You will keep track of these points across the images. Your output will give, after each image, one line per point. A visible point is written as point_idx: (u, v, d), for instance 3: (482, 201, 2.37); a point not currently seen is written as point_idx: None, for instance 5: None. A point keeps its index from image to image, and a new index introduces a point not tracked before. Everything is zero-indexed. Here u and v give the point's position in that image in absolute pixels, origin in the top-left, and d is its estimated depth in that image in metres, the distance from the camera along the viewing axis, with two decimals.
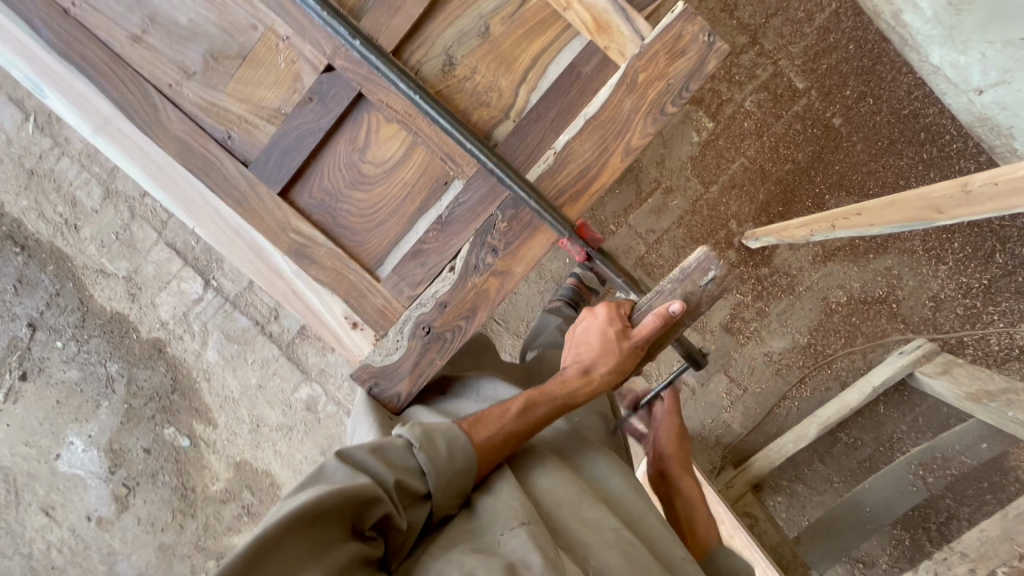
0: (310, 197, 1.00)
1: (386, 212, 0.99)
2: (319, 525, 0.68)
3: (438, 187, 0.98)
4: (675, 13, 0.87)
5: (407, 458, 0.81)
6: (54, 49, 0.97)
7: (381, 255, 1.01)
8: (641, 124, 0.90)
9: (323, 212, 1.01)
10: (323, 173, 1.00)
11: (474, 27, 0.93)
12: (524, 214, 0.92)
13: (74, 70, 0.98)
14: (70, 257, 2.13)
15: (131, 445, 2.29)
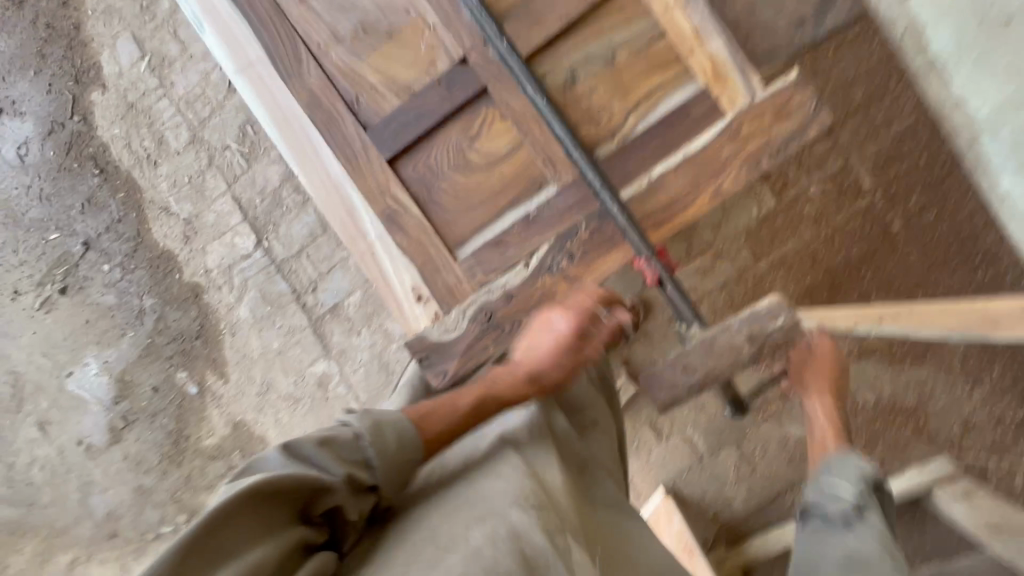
0: (414, 170, 1.24)
1: (477, 202, 1.24)
2: (264, 509, 0.82)
3: (531, 188, 1.22)
4: (788, 80, 1.11)
5: (355, 449, 0.93)
6: None
7: (462, 238, 1.24)
8: (736, 168, 1.13)
9: (422, 185, 1.24)
10: (431, 152, 1.24)
11: (601, 55, 1.20)
12: (606, 229, 1.16)
13: (242, 19, 1.24)
14: (141, 189, 2.24)
15: (142, 379, 2.33)
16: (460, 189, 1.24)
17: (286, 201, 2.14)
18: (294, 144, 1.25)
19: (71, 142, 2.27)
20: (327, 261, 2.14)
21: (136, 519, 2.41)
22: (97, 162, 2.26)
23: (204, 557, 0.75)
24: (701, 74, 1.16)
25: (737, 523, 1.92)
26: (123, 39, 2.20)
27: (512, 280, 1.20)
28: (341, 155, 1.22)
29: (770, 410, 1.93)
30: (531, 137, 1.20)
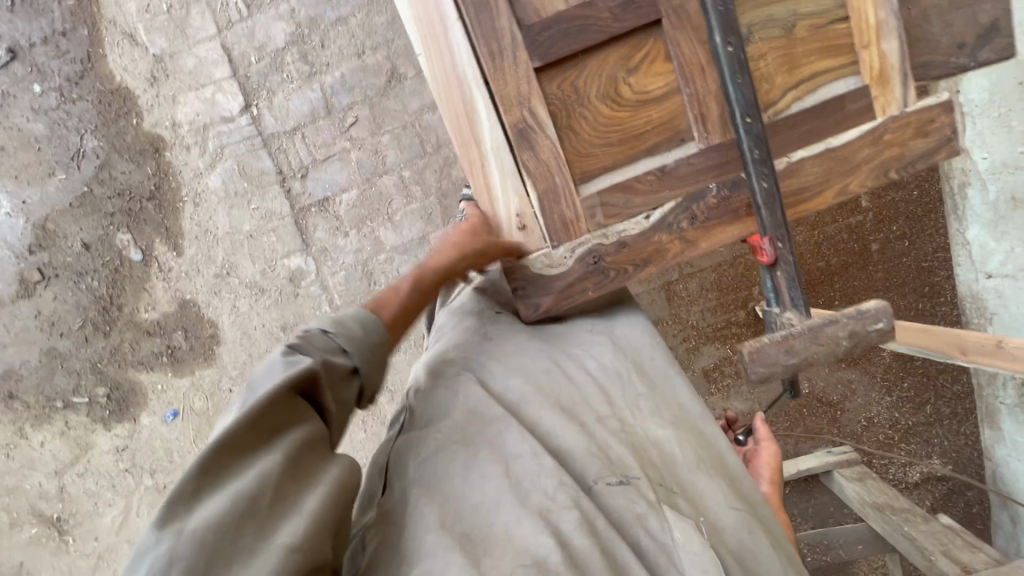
0: (556, 87, 0.82)
1: (622, 138, 0.84)
2: (264, 417, 0.70)
3: (673, 139, 0.85)
4: (939, 99, 0.85)
5: (323, 338, 0.84)
6: None
7: (591, 173, 0.86)
8: (864, 174, 0.87)
9: (560, 104, 0.83)
10: (582, 71, 0.82)
11: (784, 20, 0.82)
12: (738, 200, 0.86)
13: None
14: (100, 5, 1.82)
15: (70, 233, 2.00)
16: (611, 108, 0.83)
17: (288, 68, 1.85)
18: (424, 21, 0.82)
19: None
20: (325, 148, 1.92)
21: (42, 384, 2.16)
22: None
23: (239, 449, 0.66)
24: (865, 69, 0.83)
25: None
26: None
27: (632, 227, 0.87)
28: (480, 44, 0.80)
29: (722, 384, 2.12)
30: (693, 87, 0.82)
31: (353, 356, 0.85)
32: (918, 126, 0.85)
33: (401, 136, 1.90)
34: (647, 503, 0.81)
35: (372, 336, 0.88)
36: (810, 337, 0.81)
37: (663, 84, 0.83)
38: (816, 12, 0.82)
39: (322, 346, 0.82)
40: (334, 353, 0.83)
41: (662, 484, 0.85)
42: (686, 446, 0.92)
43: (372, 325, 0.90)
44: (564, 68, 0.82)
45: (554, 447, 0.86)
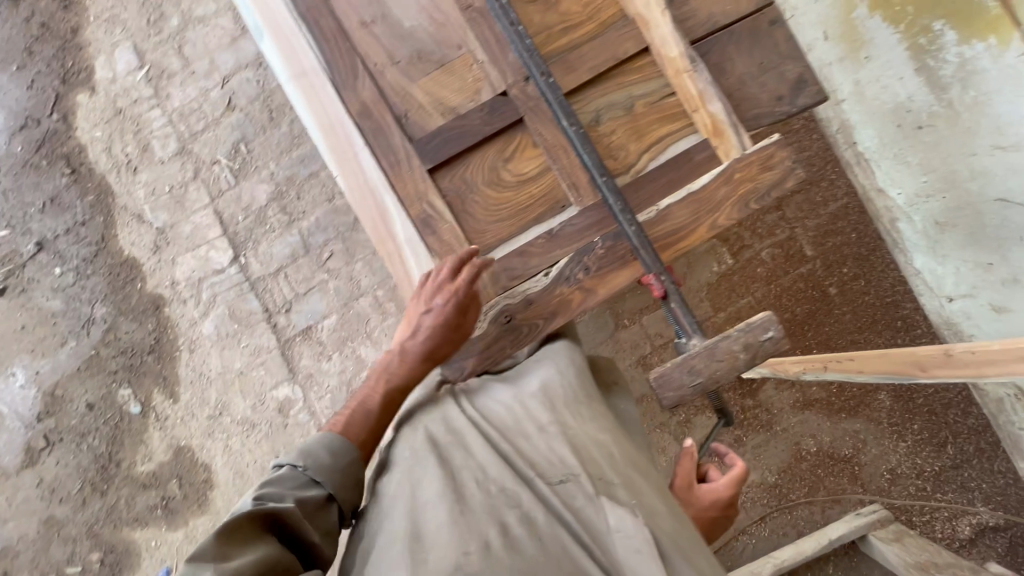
0: (449, 182, 0.99)
1: (511, 212, 0.99)
2: (237, 533, 0.79)
3: (554, 207, 0.99)
4: (772, 139, 1.00)
5: (293, 472, 0.90)
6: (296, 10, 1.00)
7: (491, 245, 0.99)
8: (728, 209, 0.99)
9: (455, 196, 0.99)
10: (468, 167, 1.00)
11: (622, 103, 1.01)
12: (621, 248, 0.97)
13: (304, 28, 1.01)
14: (114, 196, 2.17)
15: (76, 396, 2.14)
16: (497, 189, 0.99)
17: (270, 220, 2.13)
18: (339, 152, 1.01)
19: (44, 140, 2.19)
20: (306, 282, 2.12)
21: (38, 558, 2.12)
22: (69, 161, 2.19)
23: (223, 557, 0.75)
24: (701, 127, 1.00)
25: None
26: (124, 46, 2.19)
27: (534, 286, 0.97)
28: (382, 158, 0.99)
29: None
30: (560, 163, 0.99)
31: (324, 481, 0.90)
32: (762, 161, 0.99)
33: (372, 261, 2.11)
34: (586, 494, 0.80)
35: (341, 461, 0.93)
36: (707, 355, 0.86)
37: (535, 163, 1.00)
38: (648, 93, 1.01)
39: (292, 484, 0.88)
40: (308, 487, 0.89)
41: (598, 473, 0.83)
42: (620, 444, 0.91)
43: (341, 449, 0.94)
44: (452, 166, 0.99)
45: (498, 453, 0.86)
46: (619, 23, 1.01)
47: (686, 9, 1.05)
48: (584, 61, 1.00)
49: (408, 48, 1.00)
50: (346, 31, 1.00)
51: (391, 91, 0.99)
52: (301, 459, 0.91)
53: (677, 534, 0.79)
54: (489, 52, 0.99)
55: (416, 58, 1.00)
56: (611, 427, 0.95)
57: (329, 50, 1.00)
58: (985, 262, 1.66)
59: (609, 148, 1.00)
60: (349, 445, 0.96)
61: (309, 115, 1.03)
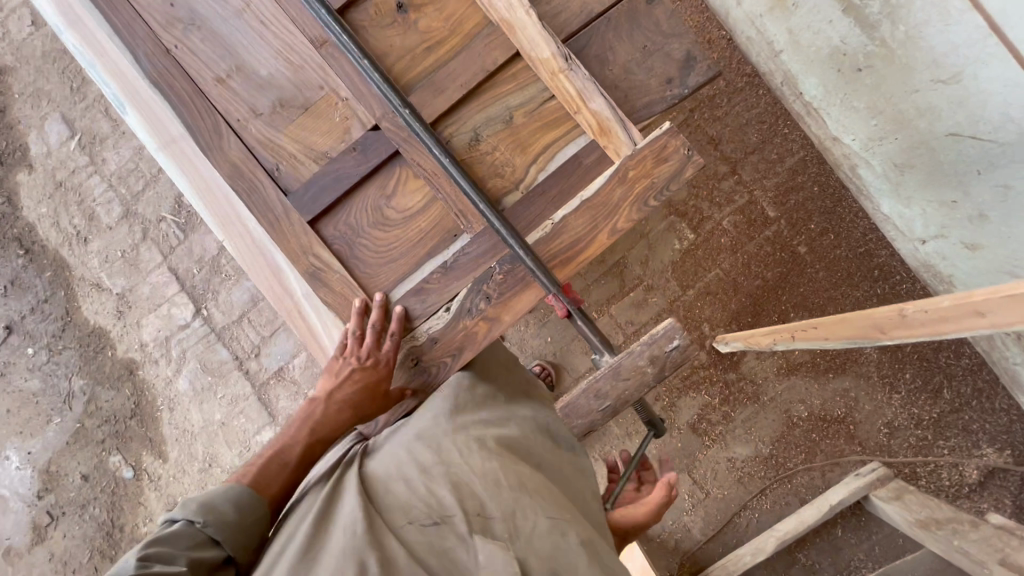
0: (334, 230, 0.95)
1: (402, 251, 0.95)
2: None
3: (445, 238, 0.95)
4: (662, 128, 0.94)
5: (188, 530, 0.87)
6: (148, 76, 0.96)
7: (386, 288, 0.95)
8: (627, 210, 0.93)
9: (343, 243, 0.95)
10: (351, 210, 0.95)
11: (500, 116, 0.95)
12: (519, 270, 0.92)
13: (158, 94, 0.96)
14: (71, 268, 2.17)
15: (70, 469, 2.17)
16: (383, 229, 0.95)
17: (225, 268, 2.12)
18: (218, 216, 0.98)
19: None
20: (270, 325, 2.11)
21: None
22: (22, 241, 2.19)
23: None
24: (586, 128, 0.94)
25: (698, 551, 1.97)
26: (53, 117, 2.18)
27: (436, 324, 0.93)
28: (260, 216, 0.95)
29: (714, 431, 1.98)
30: (443, 191, 0.94)
31: (225, 540, 0.88)
32: (653, 155, 0.93)
33: None
34: (458, 535, 0.82)
35: (247, 517, 0.92)
36: (613, 375, 0.84)
37: (418, 196, 0.95)
38: (526, 101, 0.96)
39: (186, 542, 0.85)
40: (203, 546, 0.86)
41: (475, 511, 0.85)
42: (506, 463, 0.91)
43: (245, 502, 0.93)
44: (334, 214, 0.95)
45: (373, 500, 0.87)
46: (482, 32, 0.95)
47: (554, 4, 0.99)
48: (451, 79, 0.94)
49: (270, 97, 0.95)
50: (203, 90, 0.96)
51: (259, 145, 0.95)
52: (202, 514, 0.89)
53: (549, 553, 0.82)
54: (352, 87, 0.94)
55: (279, 106, 0.95)
56: (494, 448, 0.94)
57: (188, 112, 0.95)
58: (948, 200, 1.56)
59: (493, 165, 0.95)
60: (258, 502, 0.95)
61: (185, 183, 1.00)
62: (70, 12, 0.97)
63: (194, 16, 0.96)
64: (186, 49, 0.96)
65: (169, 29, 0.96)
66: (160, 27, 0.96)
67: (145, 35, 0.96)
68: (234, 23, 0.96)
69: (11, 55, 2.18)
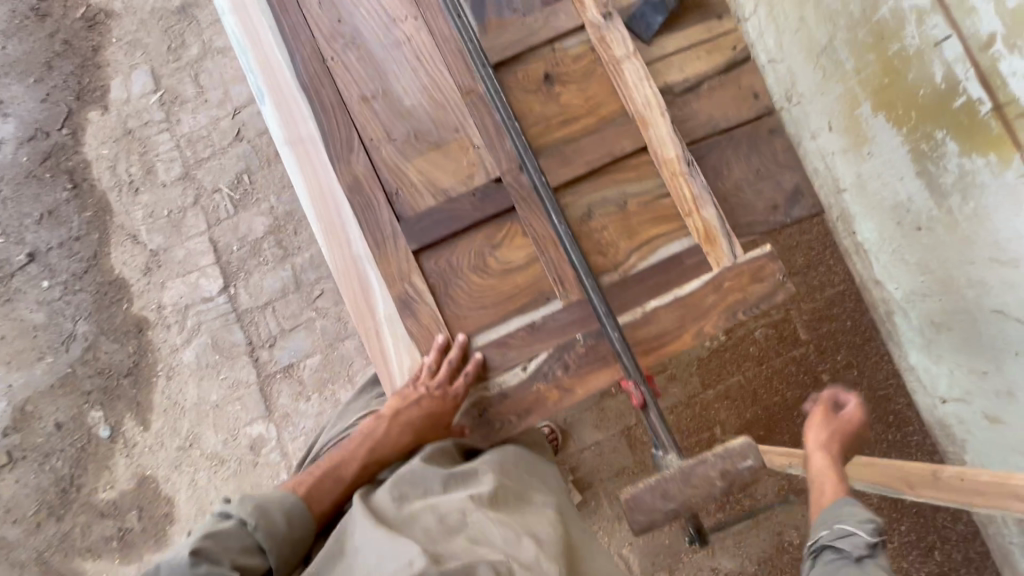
0: (435, 264, 0.97)
1: (494, 301, 0.97)
2: None
3: (538, 298, 0.97)
4: (763, 250, 0.98)
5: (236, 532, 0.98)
6: (298, 78, 1.00)
7: (470, 332, 0.96)
8: (715, 317, 0.97)
9: (439, 278, 0.97)
10: (455, 249, 0.98)
11: (616, 199, 1.00)
12: (602, 348, 0.95)
13: (303, 97, 1.01)
14: (113, 214, 2.16)
15: (46, 413, 2.09)
16: (482, 275, 0.97)
17: (265, 252, 2.12)
18: (325, 221, 1.01)
19: (50, 153, 2.20)
20: (293, 319, 2.09)
21: None
22: (73, 176, 2.19)
23: None
24: (693, 231, 0.99)
25: None
26: (142, 68, 2.22)
27: (510, 379, 0.95)
28: (367, 232, 0.97)
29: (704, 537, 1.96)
30: (548, 255, 0.97)
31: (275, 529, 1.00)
32: (750, 273, 0.97)
33: None
34: None
35: (294, 530, 1.03)
36: (681, 480, 0.83)
37: (521, 251, 0.98)
38: (643, 190, 1.00)
39: (236, 543, 0.97)
40: (248, 550, 0.98)
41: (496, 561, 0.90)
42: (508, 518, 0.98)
43: (297, 517, 1.04)
44: (439, 249, 0.98)
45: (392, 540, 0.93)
46: (618, 119, 1.01)
47: (685, 111, 1.06)
48: (580, 155, 0.99)
49: (407, 127, 0.99)
50: (345, 102, 1.00)
51: (386, 166, 0.98)
52: (257, 517, 1.00)
53: None
54: (486, 138, 0.99)
55: (414, 137, 0.99)
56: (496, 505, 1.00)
57: (326, 118, 0.99)
58: (979, 370, 1.62)
59: (599, 243, 0.99)
60: (309, 515, 1.06)
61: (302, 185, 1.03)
62: (241, 2, 1.04)
63: (356, 34, 1.01)
64: (340, 62, 1.01)
65: (329, 40, 1.01)
66: (322, 36, 1.01)
67: (306, 40, 1.00)
68: (391, 50, 1.01)
69: (120, 1, 2.25)
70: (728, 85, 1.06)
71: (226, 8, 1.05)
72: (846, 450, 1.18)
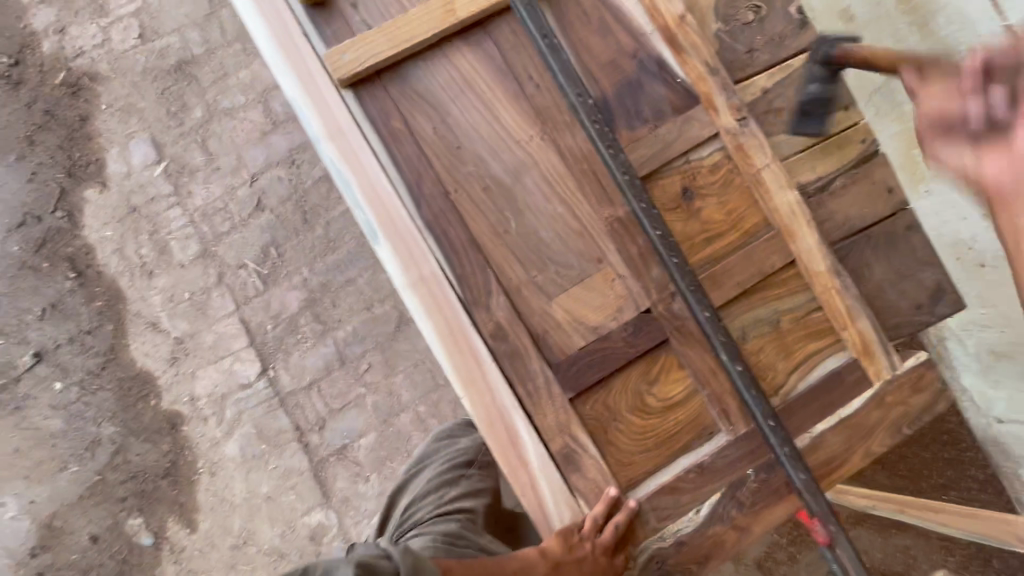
0: (591, 409, 0.91)
1: (657, 442, 0.92)
2: None
3: (701, 433, 0.93)
4: (919, 358, 0.96)
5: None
6: (421, 218, 0.91)
7: (636, 478, 0.91)
8: (881, 434, 0.94)
9: (598, 424, 0.91)
10: (611, 389, 0.92)
11: (769, 318, 0.95)
12: (777, 481, 0.91)
13: (427, 236, 0.91)
14: (127, 302, 1.98)
15: (77, 527, 1.92)
16: (643, 415, 0.92)
17: (303, 329, 1.98)
18: (463, 368, 0.89)
19: (46, 239, 1.99)
20: (341, 397, 1.97)
21: None
22: (75, 264, 1.99)
23: None
24: (849, 345, 0.95)
25: None
26: (141, 138, 2.02)
27: (686, 526, 0.90)
28: (518, 385, 0.90)
29: None
30: (709, 387, 0.92)
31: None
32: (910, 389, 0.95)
33: (413, 373, 1.97)
34: None
35: None
36: None
37: (679, 382, 0.92)
38: (794, 306, 0.96)
39: None
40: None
41: None
42: None
43: None
44: (594, 392, 0.91)
45: None
46: (762, 233, 0.96)
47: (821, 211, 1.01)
48: (731, 276, 0.94)
49: (546, 260, 0.92)
50: (474, 238, 0.91)
51: (527, 305, 0.91)
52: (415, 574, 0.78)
53: None
54: (631, 268, 0.93)
55: (553, 270, 0.92)
56: None
57: (454, 258, 0.91)
58: None
59: (757, 368, 0.94)
60: None
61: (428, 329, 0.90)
62: (339, 127, 0.91)
63: (480, 166, 0.93)
64: (466, 197, 0.92)
65: (448, 173, 0.92)
66: (440, 168, 0.93)
67: (427, 175, 0.92)
68: (519, 177, 0.93)
69: (106, 63, 2.03)
70: (863, 178, 1.01)
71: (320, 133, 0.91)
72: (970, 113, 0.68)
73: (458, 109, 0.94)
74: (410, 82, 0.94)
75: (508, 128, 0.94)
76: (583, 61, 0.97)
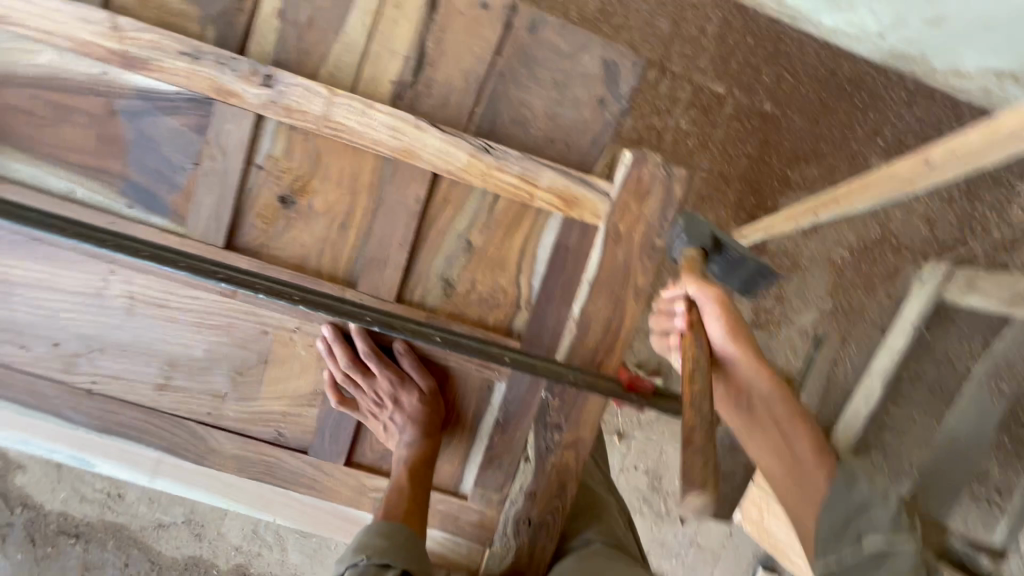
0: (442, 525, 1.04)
1: (512, 543, 1.01)
2: None
3: (548, 524, 1.00)
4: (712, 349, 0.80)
5: (370, 546, 0.83)
6: (225, 423, 0.98)
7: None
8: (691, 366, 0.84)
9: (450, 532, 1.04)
10: (453, 508, 1.02)
11: (579, 410, 0.97)
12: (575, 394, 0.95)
13: (235, 444, 0.97)
14: None
15: None
16: (485, 522, 1.04)
17: None
18: (315, 521, 1.05)
19: None
20: None
21: None
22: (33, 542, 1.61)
23: None
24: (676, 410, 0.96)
25: None
26: None
27: None
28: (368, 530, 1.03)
29: None
30: (540, 486, 0.99)
31: (396, 562, 0.82)
32: None
33: None
34: None
35: (391, 544, 0.83)
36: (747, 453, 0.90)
37: (514, 494, 1.00)
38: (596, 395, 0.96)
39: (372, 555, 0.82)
40: (374, 538, 0.84)
41: None
42: None
43: (388, 531, 0.85)
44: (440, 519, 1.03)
45: None
46: (544, 336, 0.97)
47: (610, 284, 0.94)
48: (529, 387, 0.97)
49: (363, 390, 0.94)
50: (301, 445, 0.99)
51: (395, 429, 0.95)
52: (370, 540, 0.83)
53: None
54: (462, 405, 1.00)
55: (372, 391, 0.94)
56: None
57: (290, 481, 0.99)
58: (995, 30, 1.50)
59: (581, 452, 0.99)
60: (388, 523, 0.86)
61: (265, 508, 1.04)
62: (103, 369, 0.96)
63: (252, 365, 0.96)
64: (254, 396, 0.97)
65: (259, 396, 0.97)
66: (250, 395, 0.97)
67: (203, 385, 0.97)
68: (325, 370, 0.96)
69: None
70: (664, 226, 0.94)
71: (143, 475, 1.01)
72: (632, 386, 0.95)
73: (244, 334, 0.95)
74: (186, 323, 0.94)
75: (295, 328, 0.95)
76: (314, 221, 0.94)
